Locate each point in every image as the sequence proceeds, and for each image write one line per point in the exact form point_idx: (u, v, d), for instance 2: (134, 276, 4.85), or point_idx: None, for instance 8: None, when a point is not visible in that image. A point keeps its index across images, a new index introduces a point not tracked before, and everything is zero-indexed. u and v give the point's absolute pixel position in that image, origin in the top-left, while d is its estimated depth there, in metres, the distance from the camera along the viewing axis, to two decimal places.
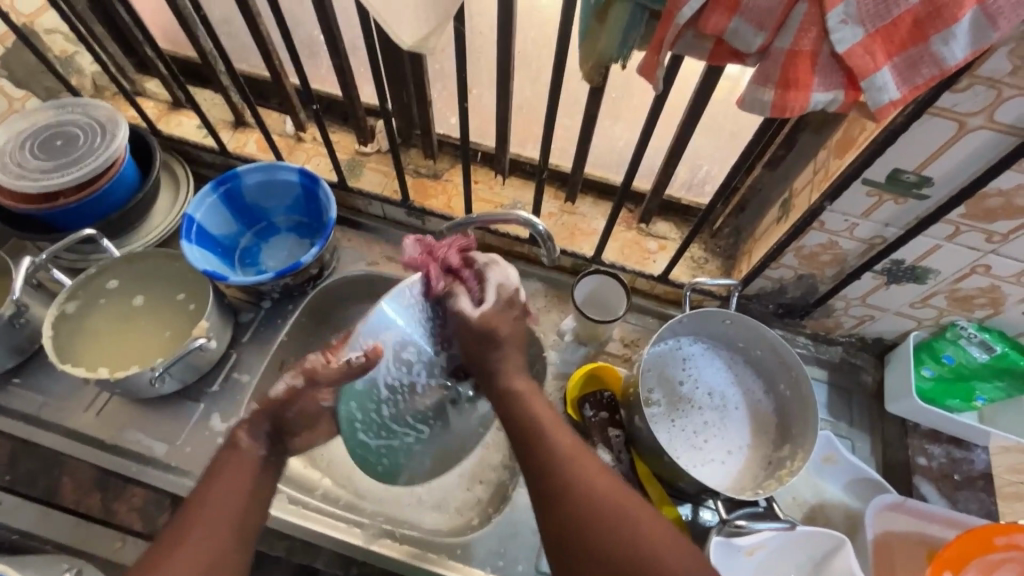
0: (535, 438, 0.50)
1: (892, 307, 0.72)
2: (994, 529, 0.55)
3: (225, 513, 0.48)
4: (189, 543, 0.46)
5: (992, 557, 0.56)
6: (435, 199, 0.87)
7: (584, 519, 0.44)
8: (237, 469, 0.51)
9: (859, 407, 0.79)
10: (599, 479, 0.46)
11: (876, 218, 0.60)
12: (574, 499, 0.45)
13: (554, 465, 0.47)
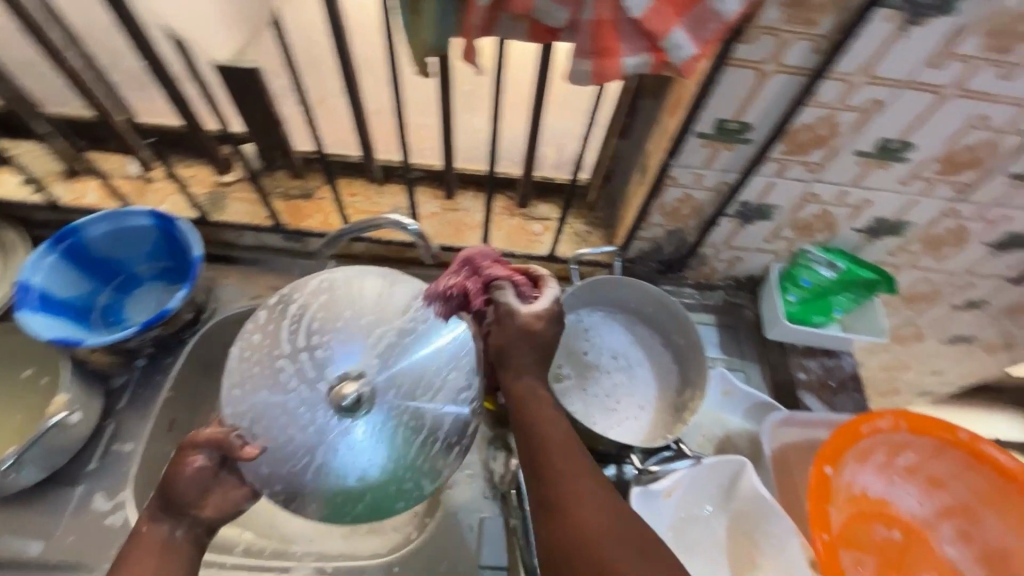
0: (536, 445, 0.53)
1: (752, 245, 0.80)
2: (859, 420, 0.63)
3: None
4: None
5: (862, 444, 0.63)
6: (311, 219, 0.83)
7: (578, 531, 0.46)
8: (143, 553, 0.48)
9: (746, 341, 0.87)
10: (593, 501, 0.48)
11: (716, 166, 0.65)
12: (571, 511, 0.47)
13: (546, 460, 0.51)
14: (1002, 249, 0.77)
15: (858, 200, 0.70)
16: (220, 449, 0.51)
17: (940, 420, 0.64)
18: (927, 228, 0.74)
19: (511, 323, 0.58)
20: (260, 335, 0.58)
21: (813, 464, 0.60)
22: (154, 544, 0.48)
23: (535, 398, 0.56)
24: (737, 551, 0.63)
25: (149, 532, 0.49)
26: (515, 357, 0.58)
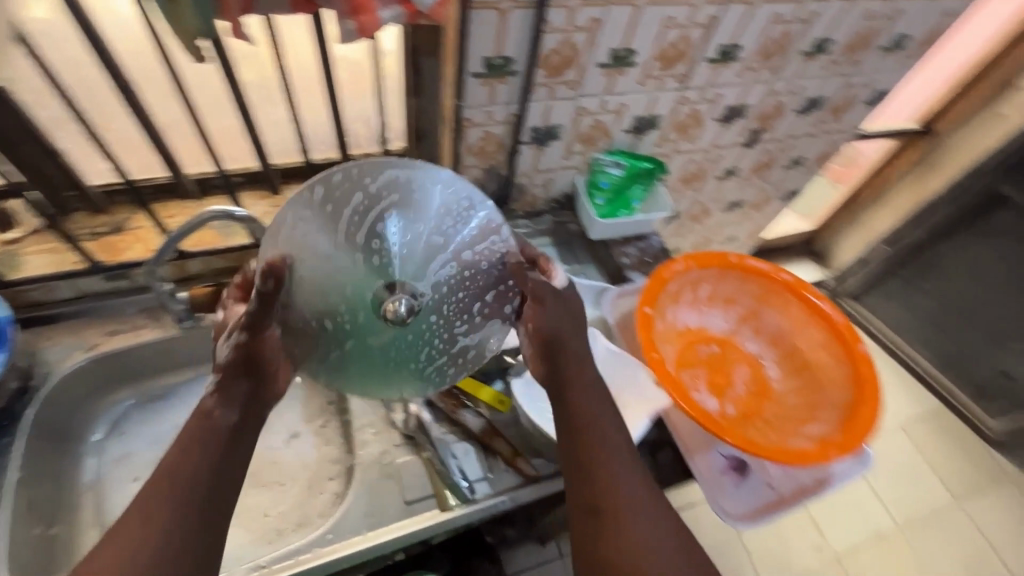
0: (581, 438, 0.58)
1: (555, 165, 0.94)
2: (660, 271, 0.79)
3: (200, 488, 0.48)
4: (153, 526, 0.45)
5: (668, 287, 0.80)
6: (131, 250, 0.79)
7: (614, 521, 0.53)
8: (208, 440, 0.50)
9: (577, 247, 1.02)
10: (631, 500, 0.55)
11: (500, 100, 0.77)
12: (610, 506, 0.54)
13: (590, 456, 0.57)
14: (727, 121, 1.00)
15: (616, 105, 0.86)
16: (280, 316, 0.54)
17: (716, 252, 0.83)
18: (672, 117, 0.94)
19: (560, 309, 0.62)
20: (312, 210, 0.54)
21: (637, 314, 0.75)
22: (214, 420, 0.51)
23: (577, 389, 0.61)
24: None
25: (208, 410, 0.52)
26: (558, 342, 0.62)
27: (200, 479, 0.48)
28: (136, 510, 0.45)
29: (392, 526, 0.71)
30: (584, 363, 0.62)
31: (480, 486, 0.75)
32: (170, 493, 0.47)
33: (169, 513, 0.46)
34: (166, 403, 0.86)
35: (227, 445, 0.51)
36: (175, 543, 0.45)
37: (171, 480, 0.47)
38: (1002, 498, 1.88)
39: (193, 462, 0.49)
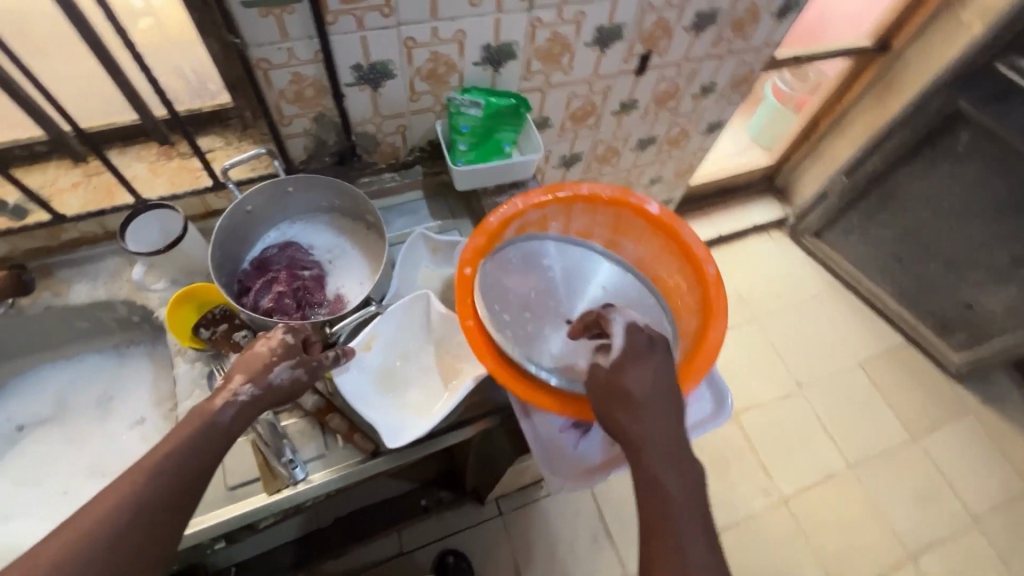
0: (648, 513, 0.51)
1: (402, 108, 0.84)
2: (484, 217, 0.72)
3: (165, 483, 0.47)
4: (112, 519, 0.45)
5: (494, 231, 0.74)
6: None
7: None
8: (199, 436, 0.51)
9: (448, 200, 0.94)
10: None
11: (296, 35, 0.67)
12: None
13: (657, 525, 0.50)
14: (602, 44, 0.88)
15: (452, 33, 0.75)
16: (296, 354, 0.58)
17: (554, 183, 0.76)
18: (530, 43, 0.83)
19: (621, 378, 0.56)
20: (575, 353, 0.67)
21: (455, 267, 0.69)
22: (212, 427, 0.51)
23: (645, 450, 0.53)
24: (446, 370, 0.71)
25: (212, 415, 0.52)
26: (608, 412, 0.57)
27: (171, 491, 0.48)
28: (93, 514, 0.44)
29: (207, 516, 0.66)
30: (666, 476, 0.52)
31: (312, 466, 0.70)
32: (132, 505, 0.46)
33: (129, 528, 0.45)
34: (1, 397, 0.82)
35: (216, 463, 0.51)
36: (129, 562, 0.44)
37: (143, 486, 0.46)
38: (961, 431, 1.84)
39: (164, 473, 0.48)
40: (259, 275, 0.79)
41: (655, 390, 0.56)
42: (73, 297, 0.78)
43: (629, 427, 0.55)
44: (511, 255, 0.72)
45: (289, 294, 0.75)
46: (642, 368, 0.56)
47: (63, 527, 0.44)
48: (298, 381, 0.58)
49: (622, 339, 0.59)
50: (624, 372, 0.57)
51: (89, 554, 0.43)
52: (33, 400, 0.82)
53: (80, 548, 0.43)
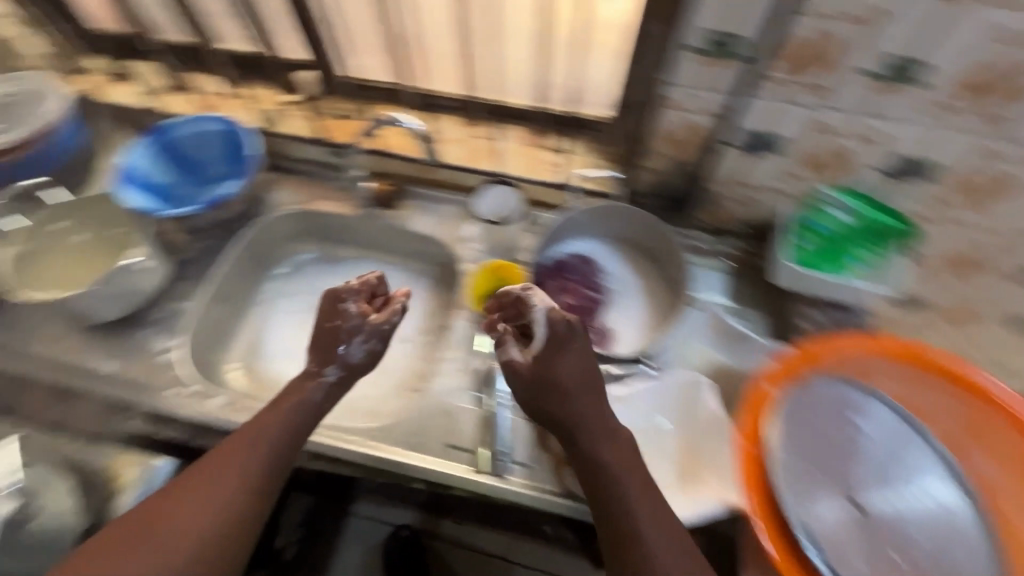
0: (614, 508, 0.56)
1: (764, 183, 0.78)
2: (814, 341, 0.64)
3: (258, 449, 0.58)
4: (220, 470, 0.55)
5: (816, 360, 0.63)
6: (354, 136, 0.95)
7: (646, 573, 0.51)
8: (296, 411, 0.62)
9: (753, 288, 0.85)
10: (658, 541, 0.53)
11: (715, 86, 0.66)
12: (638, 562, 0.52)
13: (625, 513, 0.55)
14: None
15: (876, 133, 0.66)
16: (355, 315, 0.68)
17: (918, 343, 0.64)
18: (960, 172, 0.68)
19: (552, 368, 0.61)
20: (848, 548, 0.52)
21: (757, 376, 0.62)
22: (306, 405, 0.63)
23: (614, 443, 0.59)
24: (685, 466, 0.65)
25: (308, 399, 0.63)
26: (561, 409, 0.60)
27: (263, 452, 0.58)
28: (202, 478, 0.55)
29: (422, 458, 0.73)
30: (601, 447, 0.59)
31: (517, 470, 0.71)
32: (235, 467, 0.56)
33: (236, 487, 0.55)
34: (331, 267, 1.02)
35: (300, 436, 0.62)
36: (237, 514, 0.54)
37: (239, 452, 0.57)
38: None
39: (258, 442, 0.58)
40: (557, 276, 0.82)
41: (578, 374, 0.61)
42: (414, 224, 0.93)
43: (586, 412, 0.60)
44: (822, 394, 0.61)
45: (574, 310, 0.80)
46: (570, 358, 0.62)
47: (181, 489, 0.54)
48: (378, 345, 0.69)
49: (545, 333, 0.62)
50: (548, 364, 0.61)
51: (210, 504, 0.53)
52: (348, 282, 1.00)
53: (194, 494, 0.54)
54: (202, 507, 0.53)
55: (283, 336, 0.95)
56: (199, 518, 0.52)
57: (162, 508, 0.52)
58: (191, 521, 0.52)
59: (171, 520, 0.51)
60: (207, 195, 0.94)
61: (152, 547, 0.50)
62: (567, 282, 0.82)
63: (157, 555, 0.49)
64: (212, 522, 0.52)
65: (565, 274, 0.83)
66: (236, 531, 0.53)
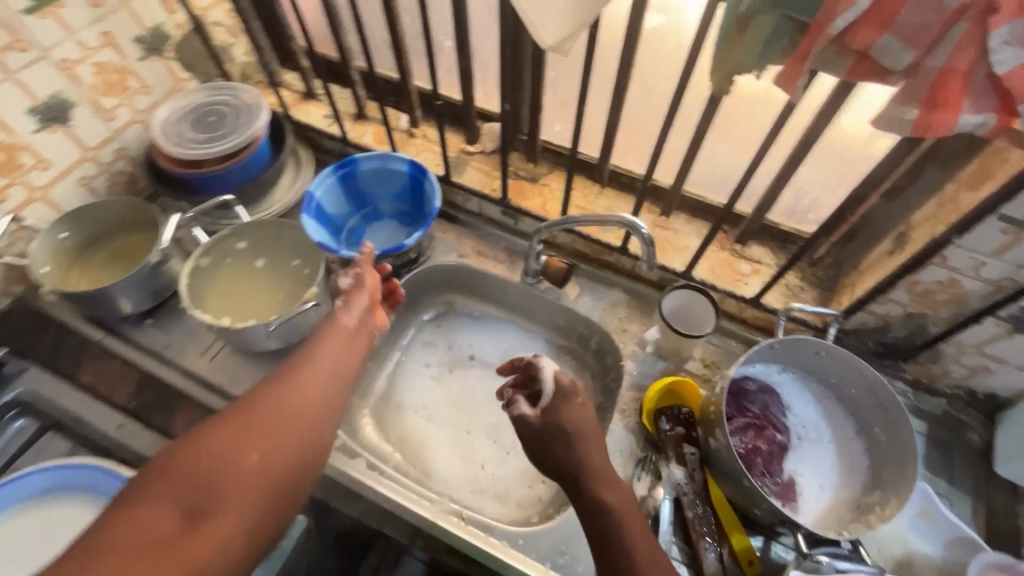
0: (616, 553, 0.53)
1: (1014, 360, 0.66)
2: None
3: (320, 355, 0.60)
4: (297, 370, 0.57)
5: None
6: (531, 201, 0.90)
7: None
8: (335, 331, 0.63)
9: (960, 465, 0.74)
10: None
11: (1010, 258, 0.56)
12: None
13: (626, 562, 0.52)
14: None
15: None
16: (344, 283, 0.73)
17: None
18: None
19: (554, 418, 0.61)
20: None
21: None
22: (346, 329, 0.64)
23: (617, 487, 0.57)
24: None
25: (345, 329, 0.64)
26: (566, 458, 0.58)
27: (337, 361, 0.60)
28: (284, 379, 0.55)
29: None
30: (606, 496, 0.56)
31: None
32: (317, 369, 0.58)
33: (319, 385, 0.57)
34: (475, 323, 0.97)
35: (360, 347, 0.65)
36: (327, 410, 0.55)
37: (312, 360, 0.59)
38: None
39: (327, 351, 0.61)
40: (737, 409, 0.73)
41: (580, 421, 0.60)
42: (578, 305, 0.88)
43: (584, 456, 0.58)
44: None
45: (756, 454, 0.70)
46: (571, 407, 0.61)
47: (265, 390, 0.54)
48: (362, 276, 0.71)
49: (551, 389, 0.63)
50: (555, 413, 0.61)
51: (299, 401, 0.54)
52: (490, 343, 0.96)
53: (279, 382, 0.55)
54: (290, 407, 0.53)
55: (419, 391, 0.91)
56: (296, 406, 0.53)
57: (253, 400, 0.52)
58: (292, 409, 0.53)
59: (270, 410, 0.52)
60: (373, 232, 0.96)
61: (251, 430, 0.49)
62: (749, 418, 0.72)
63: (269, 437, 0.50)
64: (310, 410, 0.54)
65: (746, 409, 0.73)
66: (328, 417, 0.55)
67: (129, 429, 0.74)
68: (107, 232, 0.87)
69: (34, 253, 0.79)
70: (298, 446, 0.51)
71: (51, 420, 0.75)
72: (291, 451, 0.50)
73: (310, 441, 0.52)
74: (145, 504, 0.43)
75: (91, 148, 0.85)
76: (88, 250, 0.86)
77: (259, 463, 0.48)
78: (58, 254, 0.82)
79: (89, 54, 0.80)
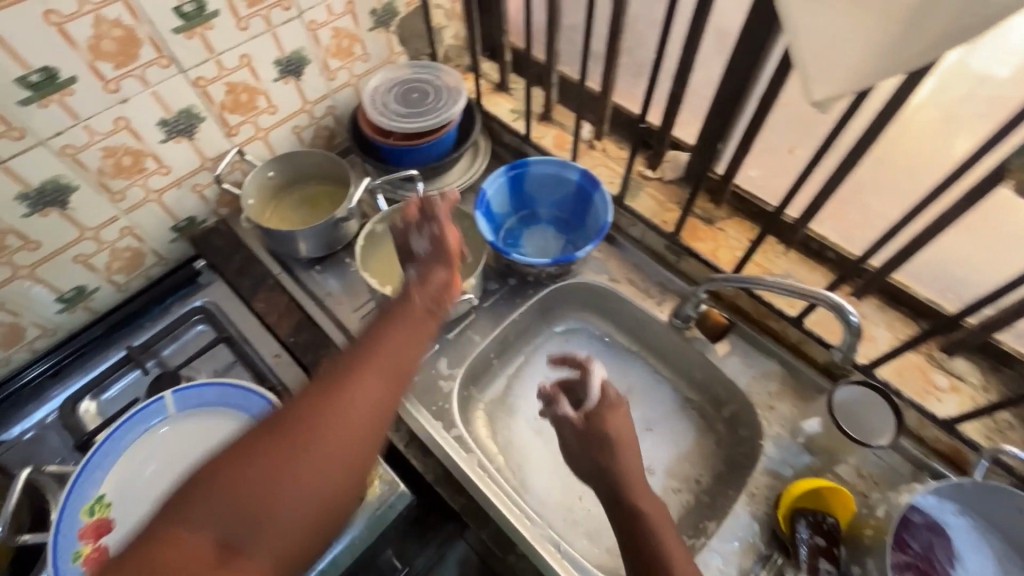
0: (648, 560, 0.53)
1: None
2: None
3: (379, 359, 0.56)
4: (355, 372, 0.54)
5: None
6: (702, 243, 0.85)
7: None
8: (399, 328, 0.61)
9: None
10: None
11: None
12: None
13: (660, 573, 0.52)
14: None
15: None
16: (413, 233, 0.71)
17: None
18: None
19: (598, 420, 0.63)
20: None
21: None
22: (413, 324, 0.62)
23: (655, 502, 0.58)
24: None
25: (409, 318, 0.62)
26: (598, 459, 0.61)
27: (401, 358, 0.58)
28: (344, 380, 0.53)
29: None
30: (640, 505, 0.57)
31: None
32: (376, 367, 0.56)
33: (376, 385, 0.54)
34: (603, 348, 0.94)
35: (425, 339, 0.63)
36: (375, 425, 0.53)
37: (374, 352, 0.57)
38: None
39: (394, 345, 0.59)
40: (897, 546, 0.62)
41: (620, 425, 0.63)
42: (725, 365, 0.81)
43: (620, 463, 0.60)
44: None
45: None
46: (616, 414, 0.64)
47: (317, 398, 0.52)
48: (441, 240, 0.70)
49: (596, 394, 0.65)
50: (599, 418, 0.63)
51: (349, 416, 0.51)
52: (614, 374, 0.92)
53: (328, 390, 0.52)
54: (337, 427, 0.50)
55: (534, 402, 0.90)
56: (345, 424, 0.51)
57: (307, 408, 0.51)
58: (340, 426, 0.50)
59: (317, 432, 0.49)
60: (528, 234, 0.95)
61: (295, 454, 0.48)
62: (908, 557, 0.63)
63: (315, 453, 0.48)
64: (365, 414, 0.52)
65: (907, 547, 0.63)
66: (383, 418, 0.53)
67: (283, 361, 0.82)
68: (305, 176, 0.95)
69: (249, 185, 0.90)
70: (346, 456, 0.49)
71: (225, 334, 0.84)
72: (341, 462, 0.49)
73: (353, 467, 0.50)
74: (185, 525, 0.43)
75: (309, 102, 0.93)
76: (288, 188, 0.95)
77: (298, 491, 0.47)
78: (265, 188, 0.92)
79: (333, 19, 0.87)
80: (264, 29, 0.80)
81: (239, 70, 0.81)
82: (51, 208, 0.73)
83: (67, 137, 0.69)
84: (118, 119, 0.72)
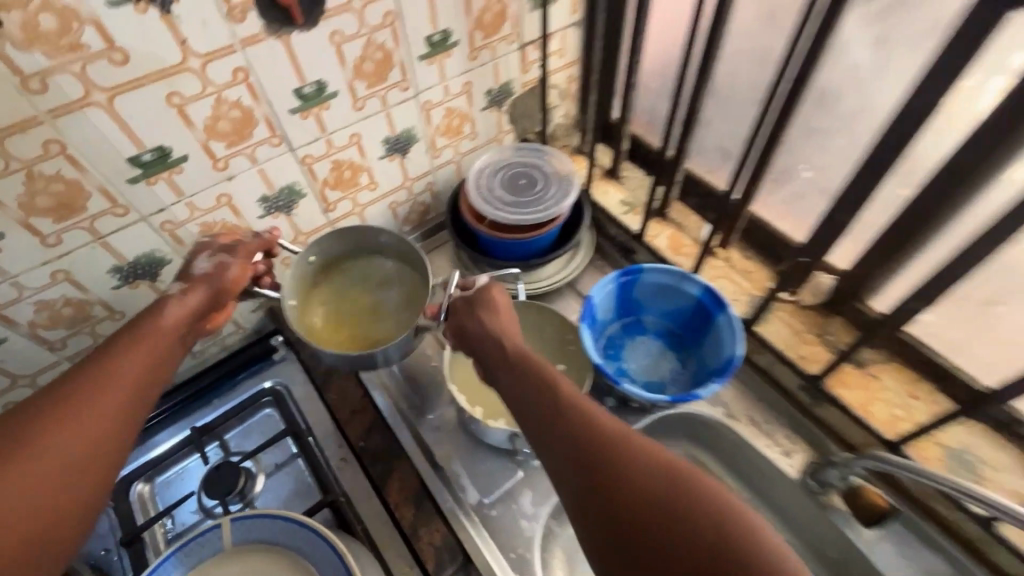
0: (589, 439, 0.48)
1: None
2: None
3: (128, 364, 0.52)
4: (113, 376, 0.51)
5: None
6: (849, 390, 0.71)
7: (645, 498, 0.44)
8: (156, 328, 0.56)
9: None
10: (667, 466, 0.46)
11: None
12: (640, 483, 0.45)
13: (597, 446, 0.48)
14: None
15: None
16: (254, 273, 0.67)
17: None
18: None
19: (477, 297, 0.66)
20: None
21: None
22: (165, 310, 0.58)
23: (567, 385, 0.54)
24: None
25: (162, 314, 0.57)
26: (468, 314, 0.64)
27: (114, 377, 0.51)
28: (86, 381, 0.50)
29: None
30: (531, 357, 0.58)
31: None
32: (102, 384, 0.50)
33: (126, 379, 0.52)
34: None
35: (168, 351, 0.56)
36: (117, 419, 0.50)
37: (98, 372, 0.51)
38: None
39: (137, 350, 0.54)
40: None
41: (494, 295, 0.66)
42: (876, 554, 0.65)
43: (507, 332, 0.61)
44: None
45: None
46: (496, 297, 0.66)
47: (38, 408, 0.48)
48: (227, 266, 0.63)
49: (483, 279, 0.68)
50: (485, 292, 0.65)
51: (85, 417, 0.48)
52: None
53: (58, 400, 0.48)
54: (76, 423, 0.48)
55: None
56: (87, 424, 0.48)
57: (39, 410, 0.48)
58: (84, 421, 0.48)
59: (44, 423, 0.47)
60: (631, 345, 0.84)
61: (40, 459, 0.46)
62: None
63: (37, 445, 0.46)
64: (86, 430, 0.48)
65: None
66: (110, 454, 0.49)
67: (349, 468, 0.73)
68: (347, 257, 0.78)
69: (286, 287, 0.70)
70: (72, 478, 0.46)
71: (292, 427, 0.76)
72: (57, 483, 0.46)
73: (108, 459, 0.49)
74: None
75: (410, 179, 0.88)
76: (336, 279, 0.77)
77: (31, 496, 0.44)
78: (302, 284, 0.74)
79: (447, 98, 0.82)
80: (378, 109, 0.75)
81: (347, 148, 0.76)
82: (141, 280, 0.69)
83: (168, 213, 0.65)
84: (221, 196, 0.68)
